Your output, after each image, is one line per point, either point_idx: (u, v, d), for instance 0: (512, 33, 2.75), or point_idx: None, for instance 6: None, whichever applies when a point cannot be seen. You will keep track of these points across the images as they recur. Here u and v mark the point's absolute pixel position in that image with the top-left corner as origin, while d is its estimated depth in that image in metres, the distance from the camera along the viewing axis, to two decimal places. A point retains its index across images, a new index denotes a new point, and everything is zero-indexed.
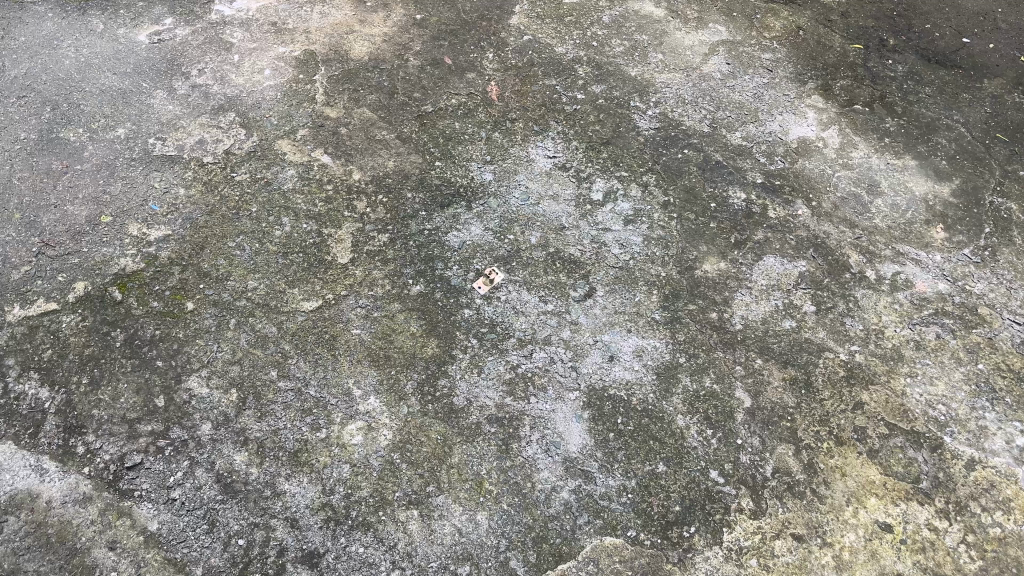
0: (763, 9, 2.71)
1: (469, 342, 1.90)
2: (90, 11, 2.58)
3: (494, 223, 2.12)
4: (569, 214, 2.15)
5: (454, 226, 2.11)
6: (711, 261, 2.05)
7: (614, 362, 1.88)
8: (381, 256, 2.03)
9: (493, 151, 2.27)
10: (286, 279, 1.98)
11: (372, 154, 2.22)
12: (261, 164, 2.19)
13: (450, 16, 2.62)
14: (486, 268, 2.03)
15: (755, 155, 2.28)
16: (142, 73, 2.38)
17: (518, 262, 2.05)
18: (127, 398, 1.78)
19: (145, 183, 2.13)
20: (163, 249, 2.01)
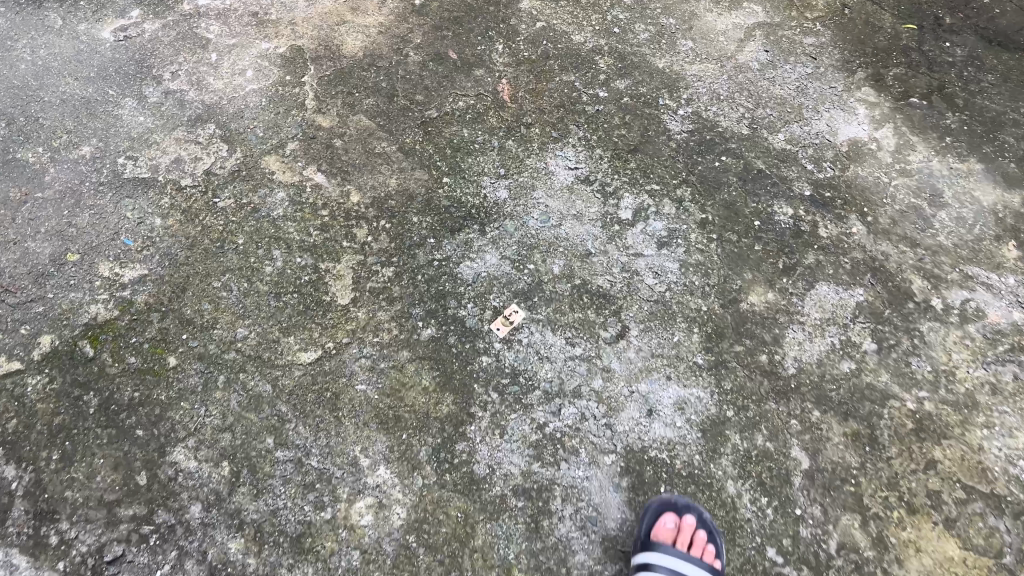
0: None
1: (490, 396, 1.69)
2: (47, 5, 2.30)
3: (512, 250, 1.88)
4: (596, 237, 1.91)
5: (467, 254, 1.87)
6: (757, 292, 1.82)
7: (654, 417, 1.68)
8: (385, 295, 1.80)
9: (507, 162, 2.01)
10: (281, 326, 1.75)
11: (372, 171, 1.97)
12: (247, 186, 1.94)
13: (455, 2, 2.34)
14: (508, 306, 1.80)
15: (802, 161, 2.03)
16: (107, 78, 2.11)
17: (540, 296, 1.81)
18: (104, 476, 1.58)
19: (116, 213, 1.88)
20: (139, 293, 1.78)
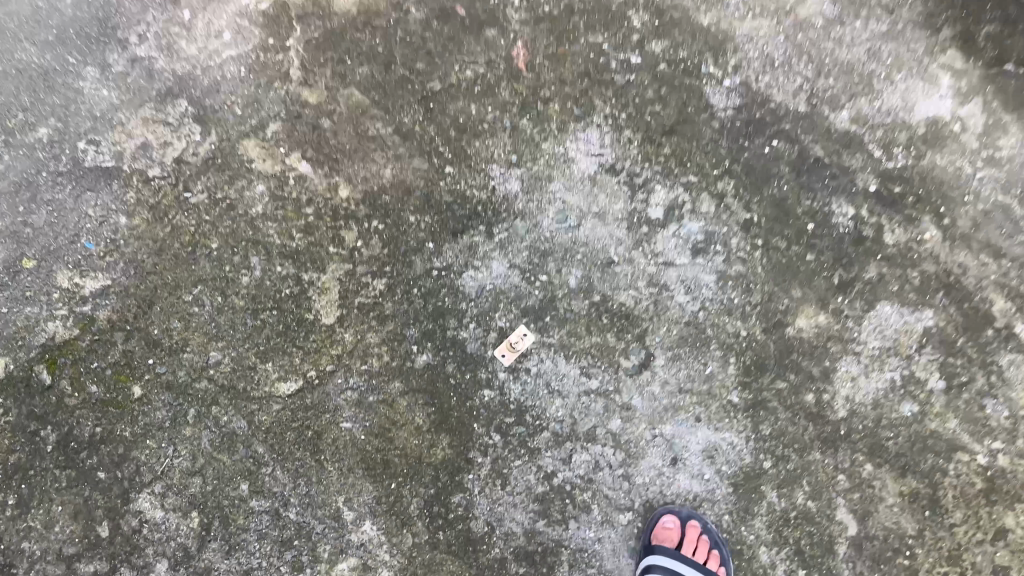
0: None
1: (491, 439, 1.49)
2: None
3: (523, 258, 1.62)
4: (620, 242, 1.64)
5: (470, 262, 1.62)
6: (806, 315, 1.56)
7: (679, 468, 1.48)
8: (375, 314, 1.58)
9: (521, 146, 1.71)
10: (257, 350, 1.55)
11: (363, 159, 1.70)
12: (221, 177, 1.69)
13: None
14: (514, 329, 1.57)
15: (868, 147, 1.67)
16: (67, 41, 1.73)
17: (553, 316, 1.58)
18: (63, 527, 1.45)
19: (75, 211, 1.66)
20: (101, 308, 1.58)
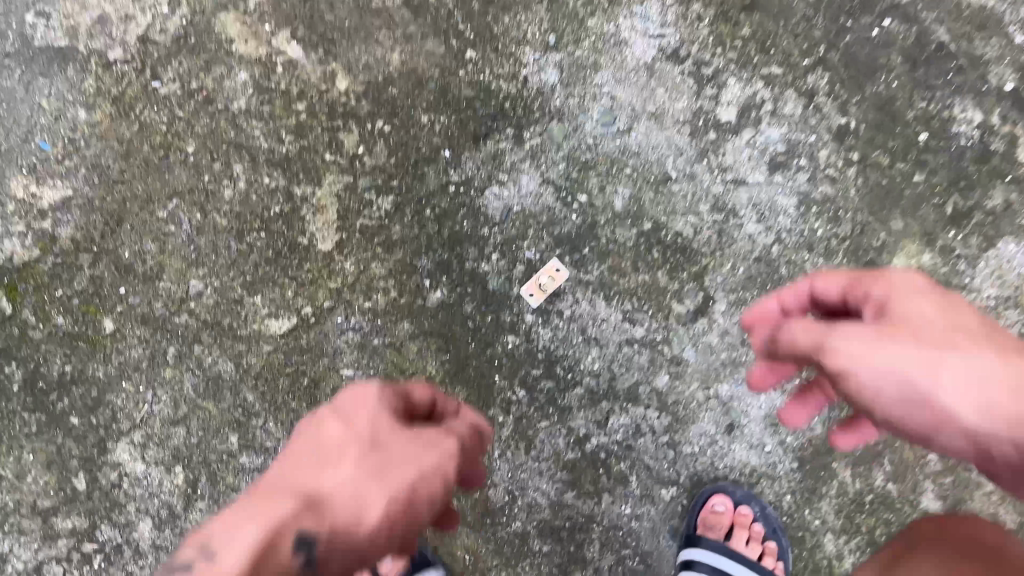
0: None
1: (515, 395, 1.27)
2: None
3: (559, 172, 1.34)
4: (680, 152, 1.33)
5: (494, 176, 1.34)
6: (906, 253, 1.28)
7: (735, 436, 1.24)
8: (381, 240, 1.33)
9: (559, 21, 1.36)
10: (243, 281, 1.33)
11: (366, 40, 1.38)
12: (195, 62, 1.39)
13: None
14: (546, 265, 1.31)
15: (1011, 31, 1.30)
16: None
17: (593, 247, 1.31)
18: (37, 477, 1.30)
19: (26, 101, 1.39)
20: (62, 226, 1.35)
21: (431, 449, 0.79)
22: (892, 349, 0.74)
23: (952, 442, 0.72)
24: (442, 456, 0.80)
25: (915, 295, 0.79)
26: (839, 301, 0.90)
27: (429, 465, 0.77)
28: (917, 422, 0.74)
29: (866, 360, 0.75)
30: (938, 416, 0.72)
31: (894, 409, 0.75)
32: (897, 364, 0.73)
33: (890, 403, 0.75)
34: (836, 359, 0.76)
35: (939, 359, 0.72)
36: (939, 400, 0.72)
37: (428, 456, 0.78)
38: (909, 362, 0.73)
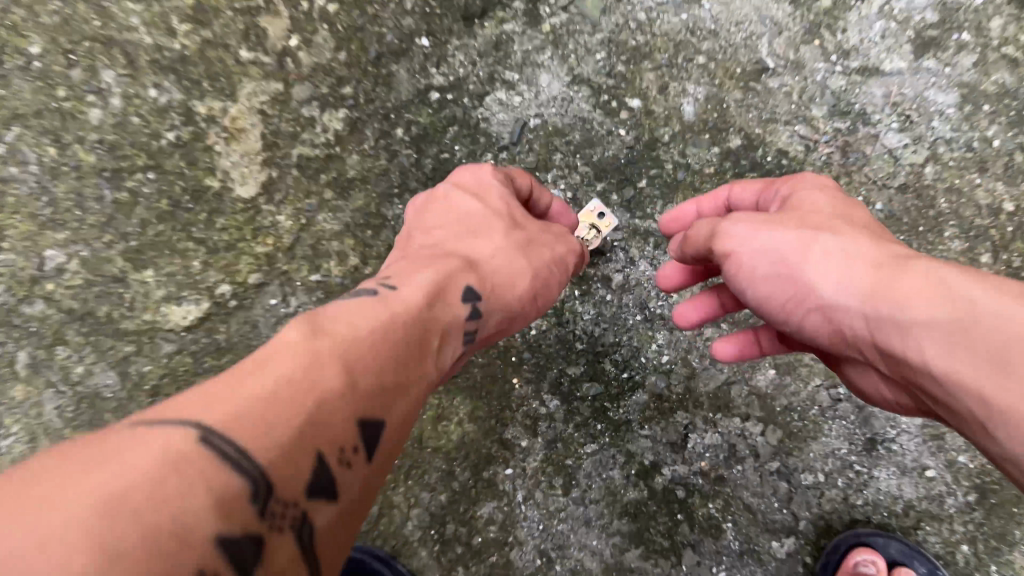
0: None
1: (545, 406, 0.85)
2: None
3: (597, 64, 0.89)
4: (779, 29, 0.87)
5: (499, 74, 0.89)
6: None
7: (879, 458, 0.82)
8: (333, 178, 0.89)
9: None
10: (125, 248, 0.87)
11: None
12: None
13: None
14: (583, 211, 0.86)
15: None
16: None
17: (653, 177, 0.87)
18: None
19: None
20: None
21: (567, 246, 0.75)
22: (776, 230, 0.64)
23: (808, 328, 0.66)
24: (563, 235, 0.75)
25: (817, 187, 0.68)
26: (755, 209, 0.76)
27: (552, 238, 0.74)
28: (776, 308, 0.67)
29: (739, 247, 0.66)
30: (798, 298, 0.63)
31: (761, 287, 0.66)
32: (766, 244, 0.65)
33: (764, 293, 0.66)
34: (725, 248, 0.66)
35: (811, 241, 0.63)
36: (804, 284, 0.63)
37: (561, 239, 0.75)
38: (787, 246, 0.63)
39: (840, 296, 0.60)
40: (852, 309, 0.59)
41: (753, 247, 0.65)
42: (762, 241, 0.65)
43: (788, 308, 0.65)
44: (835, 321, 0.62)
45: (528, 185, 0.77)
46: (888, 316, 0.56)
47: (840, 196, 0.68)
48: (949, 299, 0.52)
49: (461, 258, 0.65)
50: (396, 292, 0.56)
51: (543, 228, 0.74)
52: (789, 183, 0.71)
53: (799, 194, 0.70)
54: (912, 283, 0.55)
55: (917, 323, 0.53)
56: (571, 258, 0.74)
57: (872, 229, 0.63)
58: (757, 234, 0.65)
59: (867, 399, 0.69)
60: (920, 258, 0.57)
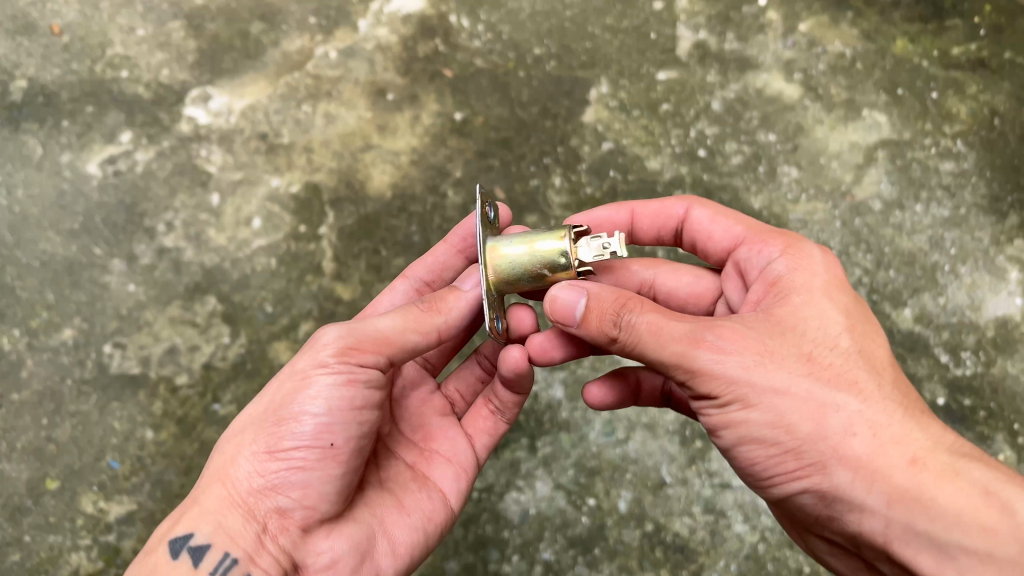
0: (943, 79, 1.91)
1: None
2: (23, 124, 1.91)
3: (568, 476, 1.55)
4: (672, 458, 1.56)
5: (513, 481, 1.55)
6: None
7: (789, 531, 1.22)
8: None
9: None
10: None
11: None
12: (251, 385, 1.64)
13: (528, 103, 1.89)
14: (551, 248, 1.09)
15: (933, 351, 1.66)
16: (94, 231, 1.79)
17: (602, 546, 1.50)
18: None
19: (101, 424, 1.61)
20: (125, 538, 1.53)
21: (341, 376, 1.02)
22: (826, 398, 0.94)
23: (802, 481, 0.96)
24: (314, 392, 1.01)
25: (826, 302, 1.04)
26: (726, 239, 1.25)
27: (274, 427, 1.01)
28: (764, 457, 0.97)
29: (745, 374, 0.95)
30: (819, 462, 0.93)
31: (759, 430, 0.96)
32: (796, 397, 0.94)
33: (756, 427, 0.96)
34: (737, 380, 0.96)
35: (840, 407, 0.94)
36: (842, 463, 0.92)
37: (320, 392, 1.01)
38: (812, 406, 0.94)
39: (869, 478, 0.91)
40: (881, 508, 0.90)
41: (767, 385, 0.95)
42: (783, 385, 0.95)
43: (799, 466, 0.95)
44: (839, 495, 0.92)
45: (301, 360, 1.04)
46: (930, 533, 0.88)
47: (825, 283, 1.07)
48: (1014, 538, 0.86)
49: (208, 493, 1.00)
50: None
51: (299, 421, 1.00)
52: (796, 265, 1.09)
53: (746, 250, 1.20)
54: (949, 508, 0.88)
55: (965, 550, 0.87)
56: (355, 348, 1.03)
57: (889, 400, 0.96)
58: (799, 384, 0.95)
59: (823, 532, 1.02)
60: (960, 472, 0.91)
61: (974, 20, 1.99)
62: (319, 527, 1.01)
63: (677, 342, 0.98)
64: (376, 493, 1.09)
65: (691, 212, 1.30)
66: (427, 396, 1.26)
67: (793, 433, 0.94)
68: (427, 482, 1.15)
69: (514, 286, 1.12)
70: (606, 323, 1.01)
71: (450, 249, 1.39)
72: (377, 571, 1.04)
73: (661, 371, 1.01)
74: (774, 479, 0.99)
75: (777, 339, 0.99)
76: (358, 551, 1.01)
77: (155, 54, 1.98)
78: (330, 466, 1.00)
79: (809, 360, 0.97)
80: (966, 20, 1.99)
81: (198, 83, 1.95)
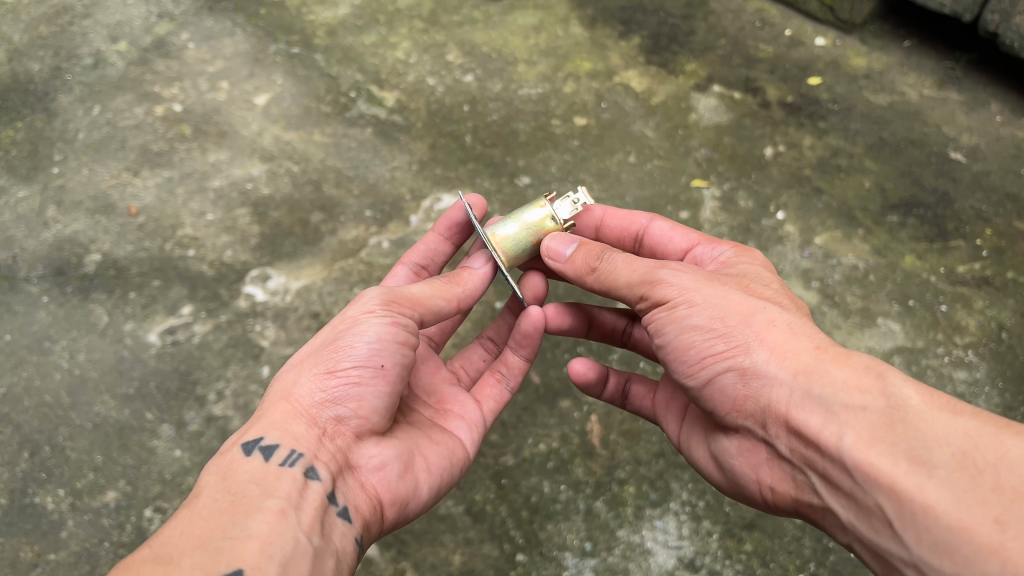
0: (951, 294, 2.05)
1: None
2: (93, 293, 2.05)
3: None
4: None
5: None
6: None
7: (712, 475, 1.46)
8: None
9: (593, 530, 1.69)
10: None
11: (432, 542, 1.67)
12: None
13: (565, 296, 2.02)
14: (540, 215, 1.55)
15: None
16: (147, 396, 1.88)
17: None
18: None
19: None
20: None
21: (387, 318, 1.29)
22: (749, 303, 1.29)
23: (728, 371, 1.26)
24: (365, 327, 1.27)
25: (760, 268, 1.47)
26: (680, 244, 1.64)
27: (334, 350, 1.27)
28: (700, 350, 1.29)
29: (694, 284, 1.33)
30: (743, 345, 1.25)
31: (699, 323, 1.29)
32: (730, 300, 1.30)
33: (696, 319, 1.29)
34: (679, 289, 1.33)
35: (760, 313, 1.28)
36: (757, 349, 1.24)
37: (370, 327, 1.27)
38: (735, 308, 1.29)
39: (777, 359, 1.22)
40: (784, 381, 1.20)
41: (704, 291, 1.32)
42: (720, 293, 1.32)
43: (723, 350, 1.26)
44: (754, 370, 1.23)
45: (351, 310, 1.32)
46: (818, 394, 1.15)
47: (763, 264, 1.49)
48: (884, 396, 1.11)
49: (277, 399, 1.25)
50: (221, 483, 1.11)
51: (353, 346, 1.25)
52: (735, 255, 1.52)
53: (702, 251, 1.59)
54: (838, 380, 1.15)
55: (846, 407, 1.12)
56: (395, 301, 1.32)
57: (800, 318, 1.30)
58: (727, 295, 1.32)
59: (743, 425, 1.29)
60: (851, 359, 1.18)
61: (976, 241, 2.16)
62: (370, 437, 1.27)
63: (637, 276, 1.39)
64: (410, 428, 1.37)
65: (652, 224, 1.68)
66: (433, 367, 1.55)
67: (724, 323, 1.27)
68: (445, 431, 1.43)
69: (520, 259, 1.58)
70: (592, 257, 1.46)
71: (438, 236, 1.75)
72: (417, 483, 1.30)
73: (631, 294, 1.40)
74: (701, 368, 1.29)
75: (723, 278, 1.38)
76: (403, 461, 1.28)
77: (221, 236, 2.15)
78: (380, 383, 1.26)
79: (743, 289, 1.36)
80: (969, 241, 2.16)
81: (259, 263, 2.10)
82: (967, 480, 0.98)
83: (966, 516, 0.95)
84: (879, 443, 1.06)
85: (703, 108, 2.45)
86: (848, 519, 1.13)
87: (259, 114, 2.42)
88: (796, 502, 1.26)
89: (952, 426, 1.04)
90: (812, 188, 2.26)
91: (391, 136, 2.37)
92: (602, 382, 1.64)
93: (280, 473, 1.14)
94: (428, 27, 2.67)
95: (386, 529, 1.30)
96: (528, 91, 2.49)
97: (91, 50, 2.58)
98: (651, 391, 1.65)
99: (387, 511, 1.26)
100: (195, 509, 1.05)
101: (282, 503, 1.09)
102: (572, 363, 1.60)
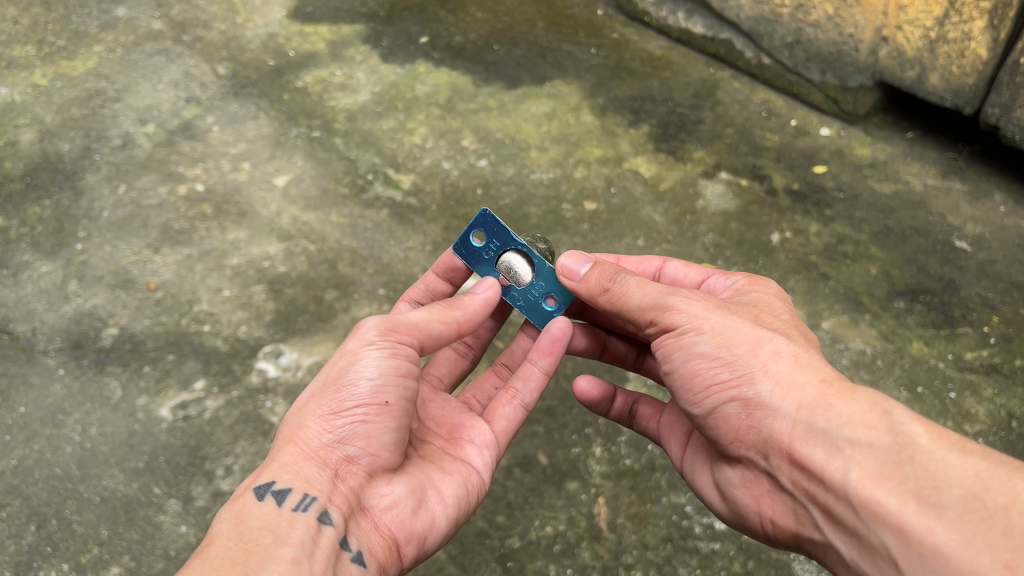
0: (960, 381, 2.05)
1: None
2: (109, 366, 2.08)
3: None
4: None
5: None
6: None
7: (714, 504, 1.46)
8: None
9: None
10: None
11: None
12: None
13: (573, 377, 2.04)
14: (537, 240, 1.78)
15: None
16: (156, 470, 1.89)
17: None
18: None
19: None
20: None
21: (388, 350, 1.31)
22: (756, 332, 1.30)
23: (734, 400, 1.27)
24: (367, 362, 1.28)
25: (774, 296, 1.47)
26: (694, 279, 1.67)
27: (339, 388, 1.28)
28: (705, 377, 1.30)
29: (704, 312, 1.34)
30: (748, 374, 1.26)
31: (705, 351, 1.30)
32: (740, 330, 1.31)
33: (703, 347, 1.30)
34: (687, 317, 1.34)
35: (767, 344, 1.28)
36: (764, 381, 1.24)
37: (372, 362, 1.28)
38: (743, 339, 1.29)
39: (785, 391, 1.22)
40: (792, 414, 1.20)
41: (712, 320, 1.32)
42: (729, 322, 1.32)
43: (728, 379, 1.27)
44: (758, 401, 1.24)
45: (350, 344, 1.33)
46: (824, 429, 1.16)
47: (778, 294, 1.49)
48: (891, 434, 1.11)
49: (286, 441, 1.26)
50: (235, 531, 1.11)
51: (357, 384, 1.26)
52: (749, 283, 1.53)
53: (716, 280, 1.61)
54: (843, 414, 1.15)
55: (852, 444, 1.12)
56: (395, 331, 1.34)
57: (811, 349, 1.30)
58: (734, 323, 1.32)
59: (750, 456, 1.29)
60: (858, 393, 1.19)
61: (983, 328, 2.18)
62: (380, 474, 1.29)
63: (644, 299, 1.39)
64: (421, 464, 1.39)
65: (667, 264, 1.73)
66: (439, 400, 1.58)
67: (732, 353, 1.28)
68: (458, 459, 1.44)
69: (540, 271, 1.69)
70: (606, 277, 1.44)
71: (435, 276, 1.78)
72: (433, 516, 1.31)
73: (642, 317, 1.41)
74: (706, 396, 1.31)
75: (733, 307, 1.39)
76: (415, 495, 1.29)
77: (236, 312, 2.20)
78: (386, 419, 1.28)
79: (754, 320, 1.37)
80: (976, 328, 2.18)
81: (272, 340, 2.14)
82: (980, 523, 0.97)
83: (975, 560, 0.95)
84: (886, 481, 1.06)
85: (711, 194, 2.51)
86: (849, 556, 1.14)
87: (278, 195, 2.50)
88: (797, 536, 1.26)
89: (962, 467, 1.04)
90: (818, 273, 2.29)
91: (406, 218, 2.43)
92: (608, 400, 1.65)
93: (295, 518, 1.14)
94: (444, 113, 2.77)
95: (408, 567, 1.31)
96: (540, 176, 2.56)
97: (120, 132, 2.69)
98: (657, 412, 1.64)
99: (404, 549, 1.26)
100: (207, 560, 1.05)
101: (296, 551, 1.09)
102: (578, 380, 1.62)
